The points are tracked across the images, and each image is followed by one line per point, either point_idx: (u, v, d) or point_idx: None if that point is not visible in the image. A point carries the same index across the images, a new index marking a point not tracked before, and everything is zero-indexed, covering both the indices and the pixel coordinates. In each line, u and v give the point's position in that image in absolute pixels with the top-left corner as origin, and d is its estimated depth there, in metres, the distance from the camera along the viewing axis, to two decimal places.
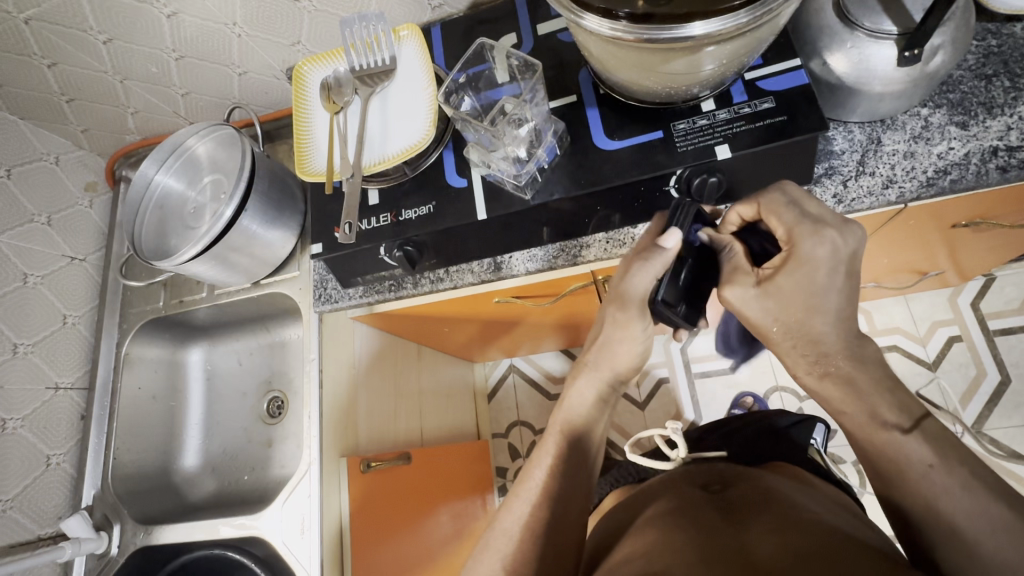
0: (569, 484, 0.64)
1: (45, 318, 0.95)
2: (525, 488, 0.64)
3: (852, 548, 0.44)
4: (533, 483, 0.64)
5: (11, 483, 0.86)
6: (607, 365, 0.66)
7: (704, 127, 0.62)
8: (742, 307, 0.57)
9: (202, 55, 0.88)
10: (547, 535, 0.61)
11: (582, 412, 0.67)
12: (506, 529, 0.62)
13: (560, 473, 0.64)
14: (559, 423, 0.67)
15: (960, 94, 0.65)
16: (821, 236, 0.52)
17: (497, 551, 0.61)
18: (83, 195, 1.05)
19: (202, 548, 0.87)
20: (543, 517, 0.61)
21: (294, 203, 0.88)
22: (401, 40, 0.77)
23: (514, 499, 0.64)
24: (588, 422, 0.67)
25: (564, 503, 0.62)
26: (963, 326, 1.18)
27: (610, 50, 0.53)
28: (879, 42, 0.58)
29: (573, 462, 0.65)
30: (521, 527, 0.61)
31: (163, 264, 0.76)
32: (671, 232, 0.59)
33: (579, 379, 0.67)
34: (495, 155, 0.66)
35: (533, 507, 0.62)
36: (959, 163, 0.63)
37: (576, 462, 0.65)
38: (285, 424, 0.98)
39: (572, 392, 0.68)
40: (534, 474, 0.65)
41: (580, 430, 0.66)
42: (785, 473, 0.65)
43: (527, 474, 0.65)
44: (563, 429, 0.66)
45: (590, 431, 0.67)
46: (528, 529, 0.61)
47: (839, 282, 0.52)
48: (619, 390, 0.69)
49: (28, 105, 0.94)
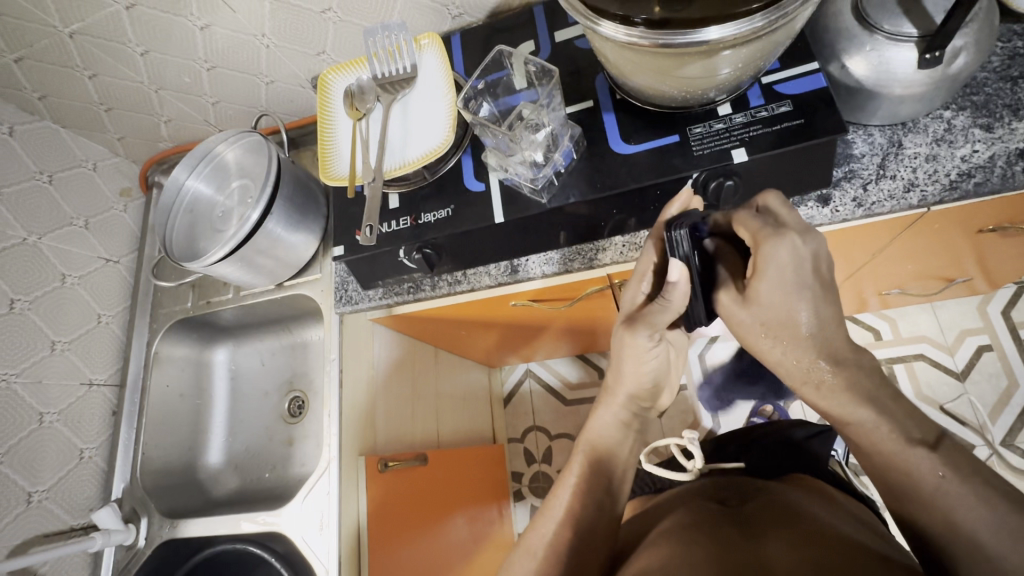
0: (591, 504, 0.64)
1: (81, 316, 0.99)
2: (553, 508, 0.65)
3: (872, 562, 0.43)
4: (559, 504, 0.65)
5: (47, 475, 0.90)
6: (619, 389, 0.67)
7: (720, 131, 0.62)
8: (738, 321, 0.55)
9: (232, 66, 0.91)
10: (574, 551, 0.61)
11: (609, 436, 0.68)
12: (532, 548, 0.62)
13: (584, 492, 0.64)
14: (583, 446, 0.69)
15: (985, 96, 0.64)
16: (781, 239, 0.49)
17: (522, 568, 0.61)
18: (118, 200, 1.10)
19: (225, 543, 0.90)
20: (568, 536, 0.62)
21: (317, 207, 0.90)
22: (422, 49, 0.79)
23: (541, 518, 0.65)
24: (611, 446, 0.68)
25: (590, 522, 0.63)
26: (993, 334, 1.15)
27: (627, 55, 0.54)
28: (899, 45, 0.57)
29: (597, 485, 0.65)
30: (548, 546, 0.61)
31: (192, 265, 0.79)
32: (670, 265, 0.57)
33: (601, 404, 0.69)
34: (513, 160, 0.67)
35: (559, 526, 0.62)
36: (984, 166, 0.62)
37: (600, 485, 0.65)
38: (306, 424, 1.01)
39: (597, 415, 0.69)
40: (562, 496, 0.65)
41: (603, 453, 0.67)
42: (810, 488, 0.64)
43: (554, 496, 0.66)
44: (587, 452, 0.68)
45: (614, 455, 0.67)
46: (553, 549, 0.61)
47: (807, 281, 0.50)
48: (644, 413, 0.70)
49: (69, 113, 0.99)
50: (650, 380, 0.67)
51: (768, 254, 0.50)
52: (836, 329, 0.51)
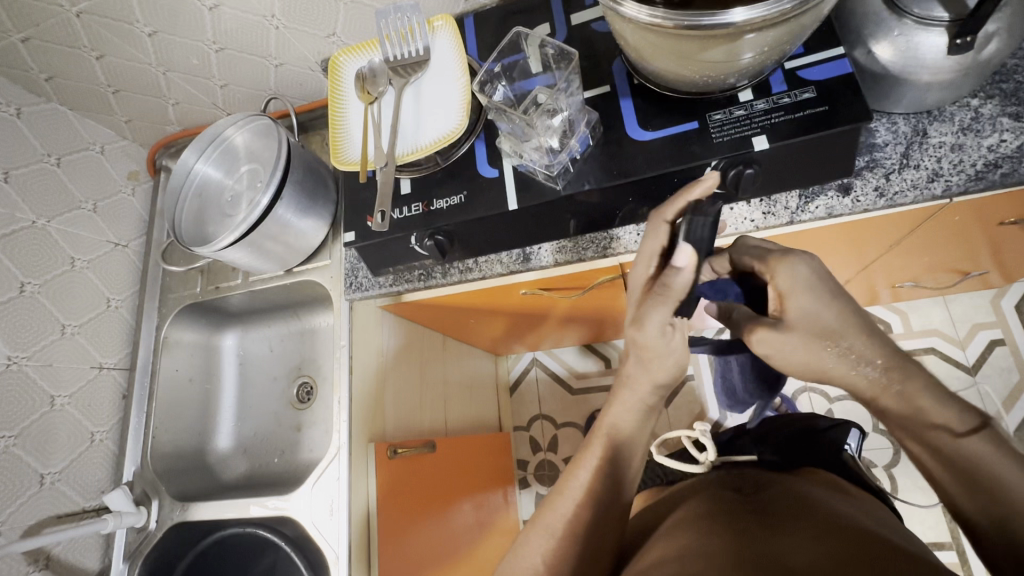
0: (604, 491, 0.61)
1: (91, 300, 0.99)
2: (568, 486, 0.63)
3: (892, 555, 0.43)
4: (577, 483, 0.62)
5: (58, 457, 0.90)
6: (638, 382, 0.62)
7: (740, 118, 0.61)
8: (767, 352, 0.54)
9: (241, 48, 0.90)
10: (585, 534, 0.60)
11: (633, 423, 0.63)
12: (548, 527, 0.61)
13: (601, 477, 0.62)
14: (603, 431, 0.64)
15: (1014, 84, 0.62)
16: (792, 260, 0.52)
17: (538, 546, 0.60)
18: (127, 184, 1.09)
19: (234, 527, 0.90)
20: (587, 517, 0.60)
21: (327, 192, 0.89)
22: (435, 30, 0.78)
23: (558, 497, 0.63)
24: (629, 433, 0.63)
25: (607, 505, 0.61)
26: (1006, 329, 1.14)
27: (648, 38, 0.52)
28: (929, 30, 0.55)
29: (618, 470, 0.62)
30: (561, 523, 0.61)
31: (201, 250, 0.79)
32: (682, 250, 0.55)
33: (622, 388, 0.64)
34: (528, 145, 0.67)
35: (577, 506, 0.61)
36: (1012, 156, 0.61)
37: (617, 473, 0.62)
38: (314, 409, 1.01)
39: (622, 399, 0.63)
40: (578, 475, 0.63)
41: (623, 440, 0.63)
42: (823, 480, 0.63)
43: (568, 476, 0.64)
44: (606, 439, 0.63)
45: (634, 444, 0.63)
46: (571, 528, 0.60)
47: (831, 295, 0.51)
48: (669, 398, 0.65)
49: (76, 95, 0.98)
50: (675, 372, 0.60)
51: (787, 278, 0.52)
52: (857, 321, 0.50)
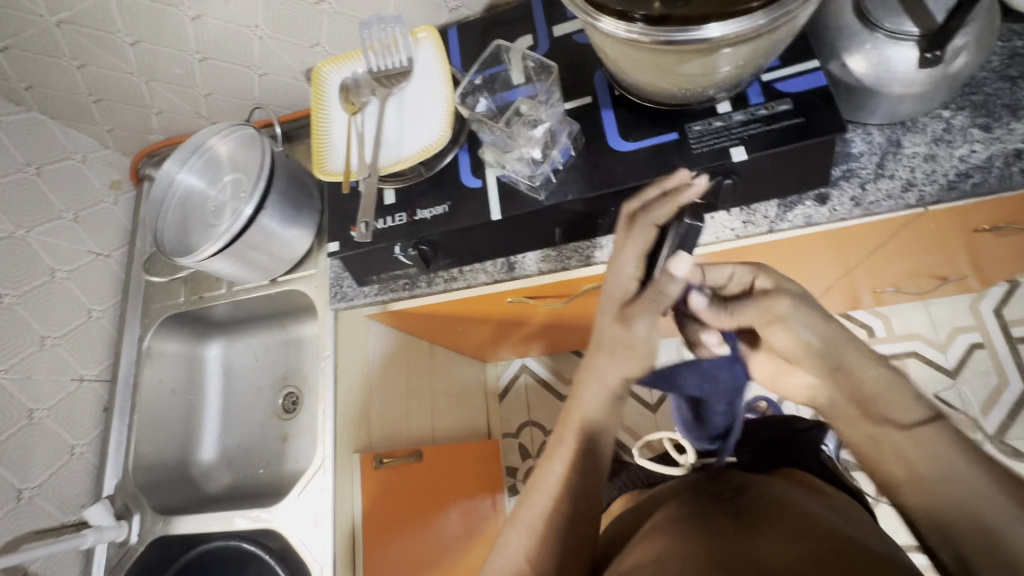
0: (583, 482, 0.59)
1: (71, 311, 0.98)
2: (543, 481, 0.60)
3: (867, 558, 0.43)
4: (550, 480, 0.59)
5: (37, 472, 0.88)
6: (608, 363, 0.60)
7: (719, 129, 0.62)
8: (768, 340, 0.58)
9: (224, 57, 0.90)
10: (566, 528, 0.57)
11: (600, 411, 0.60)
12: (523, 524, 0.58)
13: (577, 471, 0.59)
14: (575, 421, 0.61)
15: (983, 96, 0.64)
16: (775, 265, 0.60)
17: (512, 546, 0.58)
18: (108, 193, 1.08)
19: (218, 540, 0.89)
20: (561, 514, 0.58)
21: (312, 202, 0.89)
22: (418, 42, 0.79)
23: (532, 494, 0.60)
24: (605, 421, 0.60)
25: (581, 499, 0.58)
26: (985, 332, 1.16)
27: (627, 52, 0.53)
28: (899, 44, 0.57)
29: (590, 462, 0.59)
30: (538, 520, 0.58)
31: (184, 260, 0.78)
32: (682, 260, 0.58)
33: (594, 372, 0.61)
34: (510, 156, 0.67)
35: (551, 502, 0.58)
36: (982, 166, 0.62)
37: (594, 463, 0.59)
38: (300, 419, 1.00)
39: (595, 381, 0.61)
40: (552, 468, 0.60)
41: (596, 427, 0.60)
42: (801, 481, 0.63)
43: (542, 470, 0.60)
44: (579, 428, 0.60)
45: (609, 428, 0.61)
46: (545, 527, 0.57)
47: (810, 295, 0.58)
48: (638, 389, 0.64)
49: (57, 104, 0.97)
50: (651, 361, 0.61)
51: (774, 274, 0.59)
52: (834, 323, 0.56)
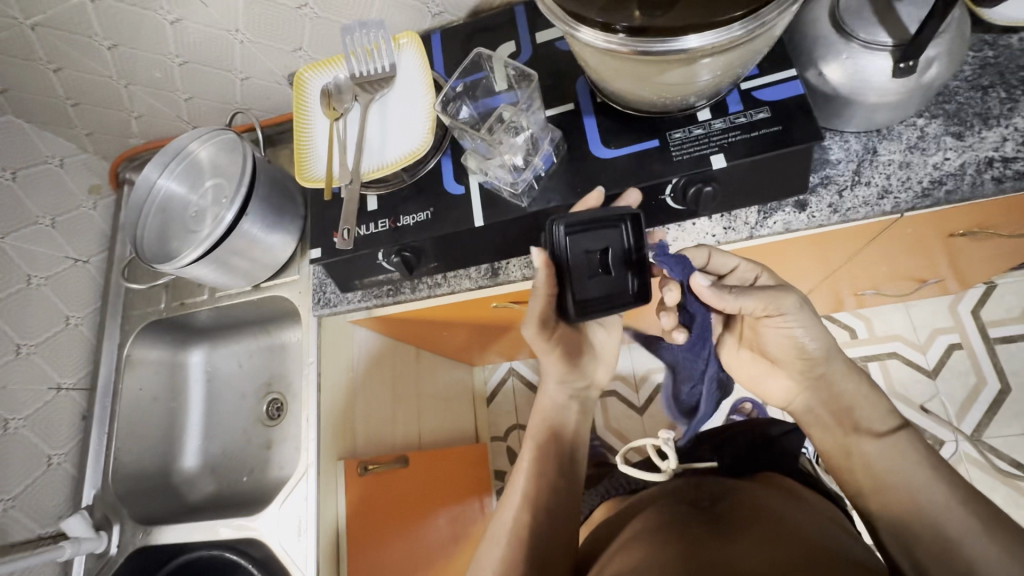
0: (548, 483, 0.66)
1: (48, 318, 0.96)
2: (511, 492, 0.67)
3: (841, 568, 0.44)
4: (519, 488, 0.66)
5: (13, 483, 0.87)
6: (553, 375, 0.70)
7: (699, 137, 0.62)
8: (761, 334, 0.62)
9: (205, 61, 0.89)
10: (542, 528, 0.63)
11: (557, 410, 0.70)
12: (496, 536, 0.64)
13: (540, 475, 0.66)
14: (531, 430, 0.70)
15: (956, 105, 0.65)
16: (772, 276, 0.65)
17: (491, 557, 0.63)
18: (87, 197, 1.06)
19: (201, 549, 0.88)
20: (532, 518, 0.64)
21: (295, 207, 0.88)
22: (400, 47, 0.78)
23: (503, 506, 0.67)
24: (560, 427, 0.70)
25: (549, 499, 0.65)
26: (963, 333, 1.18)
27: (608, 61, 0.53)
28: (873, 54, 0.58)
29: (553, 461, 0.68)
30: (514, 527, 0.64)
31: (163, 268, 0.77)
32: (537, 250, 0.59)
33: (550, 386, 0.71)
34: (492, 163, 0.67)
35: (520, 510, 0.65)
36: (955, 174, 0.63)
37: (555, 465, 0.68)
38: (284, 426, 0.99)
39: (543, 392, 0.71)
40: (518, 482, 0.67)
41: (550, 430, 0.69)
42: (779, 487, 0.64)
43: (512, 481, 0.67)
44: (536, 434, 0.69)
45: (562, 429, 0.70)
46: (517, 532, 0.63)
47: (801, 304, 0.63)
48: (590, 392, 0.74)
49: (33, 108, 0.95)
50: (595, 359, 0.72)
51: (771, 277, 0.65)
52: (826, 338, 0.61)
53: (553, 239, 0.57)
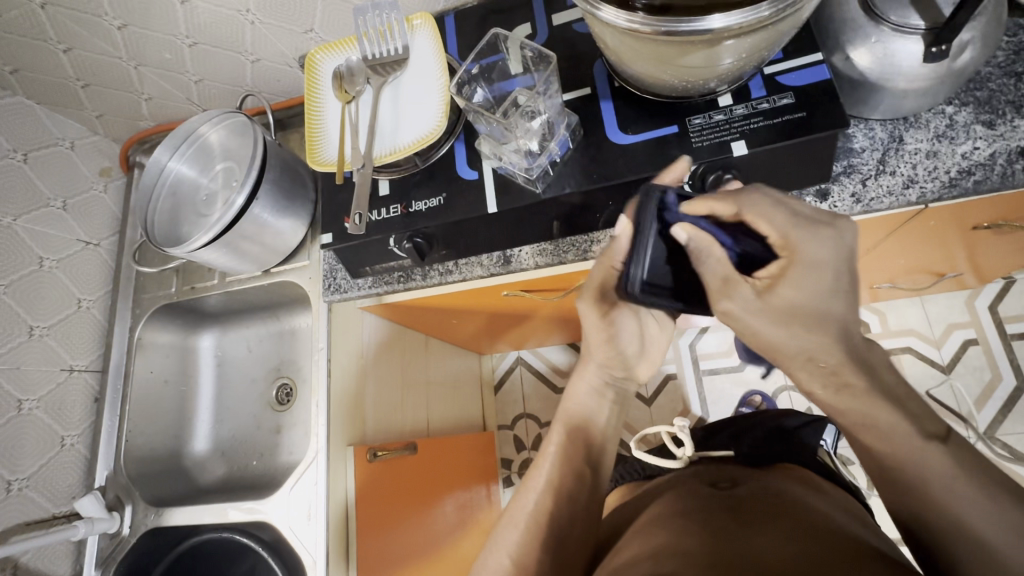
0: (572, 470, 0.66)
1: (60, 301, 0.96)
2: (533, 479, 0.66)
3: (872, 561, 0.42)
4: (540, 476, 0.66)
5: (27, 463, 0.88)
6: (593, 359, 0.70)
7: (719, 123, 0.61)
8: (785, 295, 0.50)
9: (215, 42, 0.88)
10: (562, 514, 0.63)
11: (584, 405, 0.70)
12: (514, 520, 0.64)
13: (564, 465, 0.66)
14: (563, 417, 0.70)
15: (988, 92, 0.63)
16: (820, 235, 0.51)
17: (506, 540, 0.62)
18: (98, 180, 1.06)
19: (212, 531, 0.89)
20: (552, 507, 0.63)
21: (305, 191, 0.88)
22: (414, 29, 0.77)
23: (522, 491, 0.67)
24: (585, 416, 0.69)
25: (572, 491, 0.64)
26: (980, 329, 1.16)
27: (627, 43, 0.52)
28: (904, 38, 0.56)
29: (578, 454, 0.67)
30: (534, 512, 0.63)
31: (175, 251, 0.77)
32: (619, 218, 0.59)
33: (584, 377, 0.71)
34: (507, 148, 0.66)
35: (540, 496, 0.64)
36: (984, 164, 0.61)
37: (581, 456, 0.67)
38: (293, 411, 0.99)
39: (578, 388, 0.71)
40: (541, 468, 0.67)
41: (581, 423, 0.69)
42: (798, 475, 0.64)
43: (536, 468, 0.67)
44: (567, 423, 0.69)
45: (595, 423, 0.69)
46: (536, 518, 0.63)
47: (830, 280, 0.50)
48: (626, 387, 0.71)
49: (44, 89, 0.95)
50: (628, 351, 0.69)
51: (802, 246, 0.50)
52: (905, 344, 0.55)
53: (650, 199, 0.55)
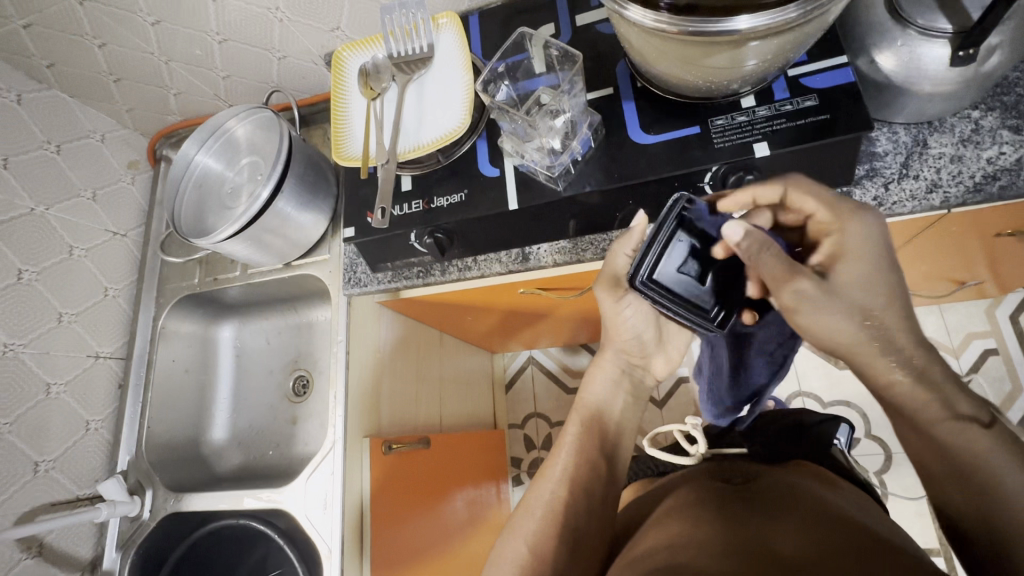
0: (587, 461, 0.67)
1: (88, 289, 0.99)
2: (550, 469, 0.67)
3: (892, 551, 0.42)
4: (556, 468, 0.67)
5: (53, 445, 0.90)
6: (609, 346, 0.74)
7: (742, 124, 0.61)
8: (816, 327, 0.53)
9: (243, 39, 0.90)
10: (579, 506, 0.63)
11: (600, 394, 0.72)
12: (531, 508, 0.64)
13: (580, 454, 0.67)
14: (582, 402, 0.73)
15: (1015, 97, 0.63)
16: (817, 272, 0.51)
17: (523, 529, 0.63)
18: (126, 172, 1.08)
19: (229, 517, 0.91)
20: (567, 499, 0.63)
21: (328, 186, 0.89)
22: (439, 28, 0.78)
23: (540, 481, 0.67)
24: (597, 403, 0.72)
25: (588, 486, 0.65)
26: (1000, 339, 1.14)
27: (652, 42, 0.52)
28: (931, 41, 0.56)
29: (592, 446, 0.68)
30: (552, 502, 0.64)
31: (201, 242, 0.79)
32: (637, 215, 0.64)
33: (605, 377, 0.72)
34: (529, 146, 0.68)
35: (557, 487, 0.65)
36: (1010, 169, 0.61)
37: (596, 447, 0.68)
38: (310, 403, 1.01)
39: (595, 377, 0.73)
40: (558, 459, 0.68)
41: (599, 416, 0.71)
42: (811, 472, 0.64)
43: (553, 458, 0.68)
44: (584, 413, 0.71)
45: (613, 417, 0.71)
46: (552, 508, 0.63)
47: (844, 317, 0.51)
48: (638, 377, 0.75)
49: (77, 82, 0.97)
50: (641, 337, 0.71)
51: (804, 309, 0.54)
52: None
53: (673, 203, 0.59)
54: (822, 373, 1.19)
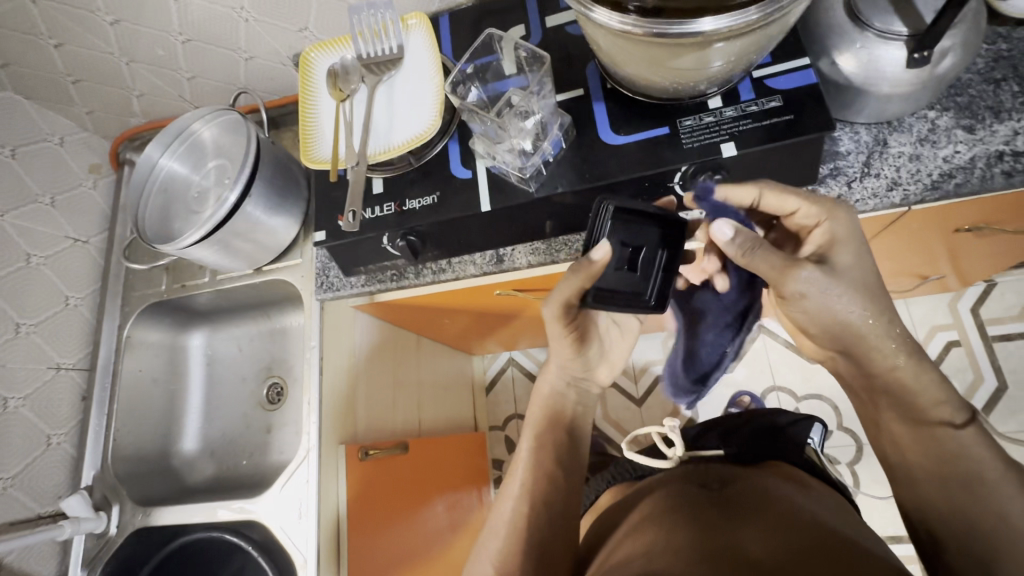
0: (543, 475, 0.66)
1: (48, 298, 0.95)
2: (508, 488, 0.68)
3: (858, 555, 0.43)
4: (514, 486, 0.67)
5: (11, 462, 0.86)
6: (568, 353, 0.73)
7: (710, 124, 0.62)
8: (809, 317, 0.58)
9: (208, 39, 0.87)
10: (541, 517, 0.64)
11: (562, 402, 0.71)
12: (494, 530, 0.66)
13: (535, 468, 0.67)
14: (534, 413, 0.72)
15: (968, 98, 0.65)
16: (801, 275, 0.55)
17: (488, 550, 0.65)
18: (87, 177, 1.05)
19: (201, 530, 0.89)
20: (528, 517, 0.64)
21: (298, 190, 0.88)
22: (409, 29, 0.77)
23: (501, 499, 0.68)
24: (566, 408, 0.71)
25: (547, 498, 0.65)
26: (962, 331, 1.18)
27: (620, 44, 0.53)
28: (888, 43, 0.57)
29: (546, 459, 0.67)
30: (512, 520, 0.65)
31: (166, 249, 0.77)
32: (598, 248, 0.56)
33: (581, 378, 0.72)
34: (500, 147, 0.66)
35: (517, 505, 0.65)
36: (965, 167, 0.63)
37: (552, 459, 0.68)
38: (284, 411, 0.99)
39: (544, 378, 0.73)
40: (513, 478, 0.68)
41: (562, 424, 0.70)
42: (784, 474, 0.64)
43: (510, 476, 0.69)
44: (537, 426, 0.70)
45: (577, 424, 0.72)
46: (514, 527, 0.64)
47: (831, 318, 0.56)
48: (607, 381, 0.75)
49: (33, 84, 0.94)
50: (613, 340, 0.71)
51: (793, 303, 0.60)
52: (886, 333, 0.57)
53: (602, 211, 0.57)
54: (796, 368, 1.22)
